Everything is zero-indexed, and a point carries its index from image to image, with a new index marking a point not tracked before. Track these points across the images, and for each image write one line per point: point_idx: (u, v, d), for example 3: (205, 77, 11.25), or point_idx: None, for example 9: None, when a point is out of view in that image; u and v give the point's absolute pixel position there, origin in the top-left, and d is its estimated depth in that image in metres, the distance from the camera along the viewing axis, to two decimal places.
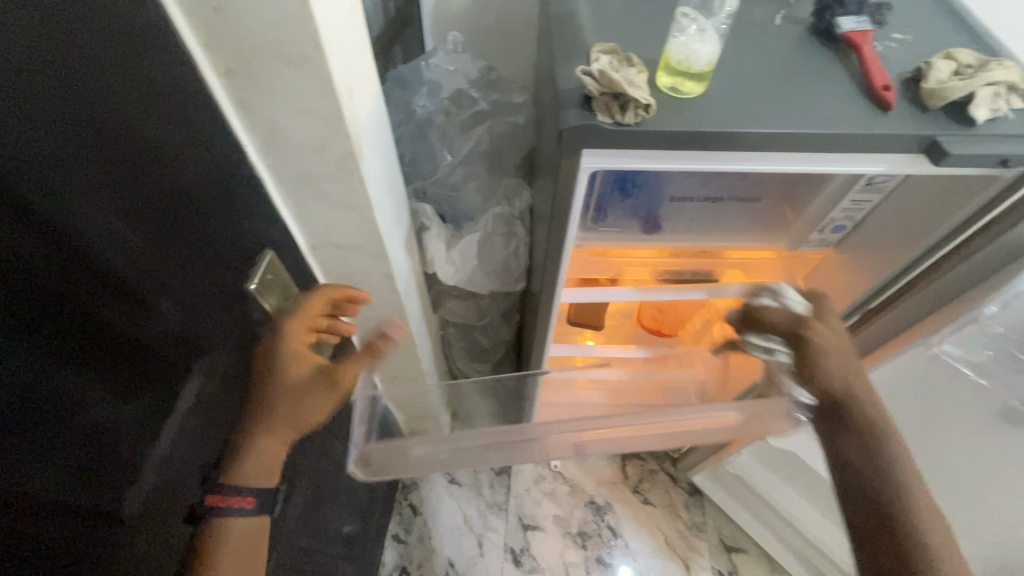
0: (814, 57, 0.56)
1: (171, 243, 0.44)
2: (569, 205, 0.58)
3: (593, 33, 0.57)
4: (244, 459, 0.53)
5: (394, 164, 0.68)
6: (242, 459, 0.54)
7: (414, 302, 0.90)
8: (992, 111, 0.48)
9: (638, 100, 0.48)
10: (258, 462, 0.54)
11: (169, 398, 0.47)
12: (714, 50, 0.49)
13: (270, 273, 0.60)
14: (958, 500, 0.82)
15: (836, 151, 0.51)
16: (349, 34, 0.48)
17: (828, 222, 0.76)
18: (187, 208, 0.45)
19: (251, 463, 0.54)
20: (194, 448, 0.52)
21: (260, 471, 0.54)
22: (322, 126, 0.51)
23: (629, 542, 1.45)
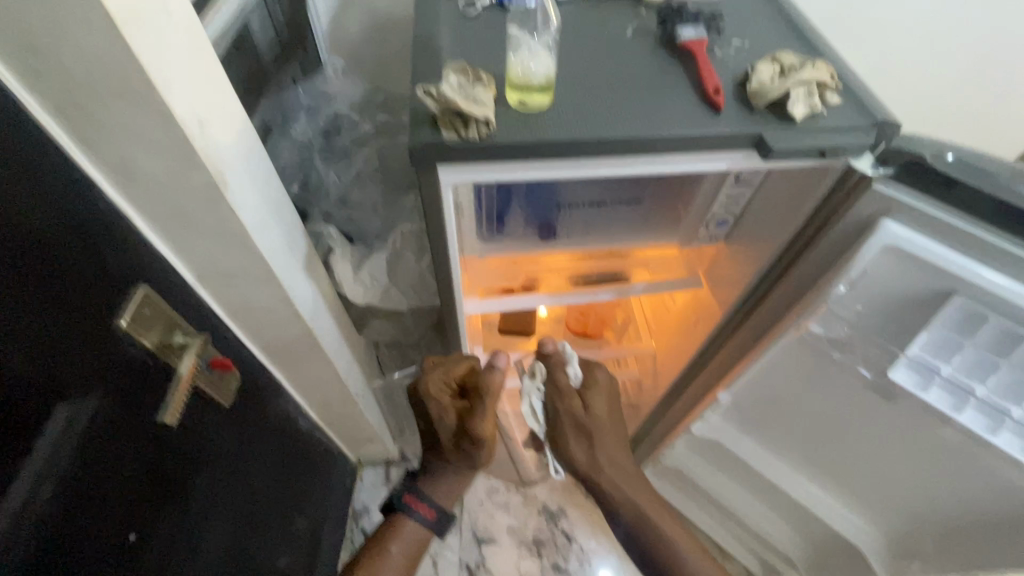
0: (659, 64, 0.59)
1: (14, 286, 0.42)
2: (441, 221, 0.60)
3: (450, 53, 0.59)
4: (446, 486, 0.86)
5: (274, 189, 0.68)
6: (441, 492, 0.86)
7: (326, 325, 0.89)
8: (809, 107, 0.53)
9: (476, 116, 0.50)
10: (447, 495, 0.87)
11: (24, 446, 0.45)
12: (549, 64, 0.52)
13: (146, 307, 0.58)
14: (860, 471, 0.85)
15: (678, 151, 0.54)
16: (192, 66, 0.49)
17: (711, 217, 0.80)
18: (34, 249, 0.44)
19: (447, 491, 0.87)
20: (62, 497, 0.50)
21: (451, 496, 0.87)
22: (175, 158, 0.51)
23: (584, 546, 1.46)
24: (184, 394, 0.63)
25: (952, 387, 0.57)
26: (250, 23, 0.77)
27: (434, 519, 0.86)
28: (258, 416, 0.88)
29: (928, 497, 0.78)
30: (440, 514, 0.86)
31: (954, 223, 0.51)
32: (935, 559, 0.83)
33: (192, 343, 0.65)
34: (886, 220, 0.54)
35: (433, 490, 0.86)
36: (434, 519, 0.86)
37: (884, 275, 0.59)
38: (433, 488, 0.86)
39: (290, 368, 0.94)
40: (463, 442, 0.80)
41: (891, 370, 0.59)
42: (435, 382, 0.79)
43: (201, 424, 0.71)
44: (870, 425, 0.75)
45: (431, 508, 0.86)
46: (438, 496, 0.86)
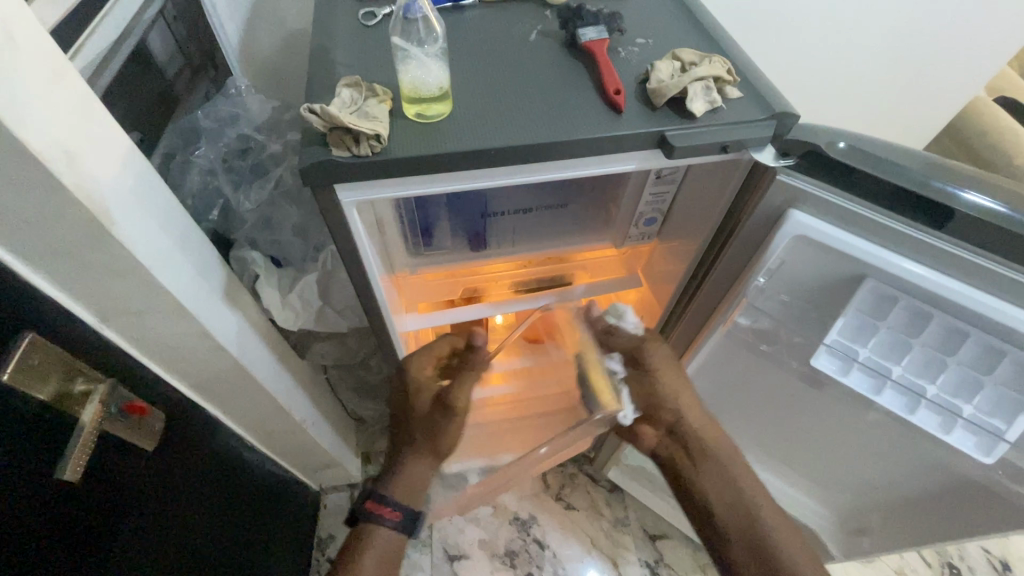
0: (562, 67, 0.59)
1: None
2: (352, 241, 0.58)
3: (346, 66, 0.57)
4: (408, 479, 0.79)
5: (176, 218, 0.64)
6: (398, 484, 0.78)
7: (256, 354, 0.85)
8: (708, 103, 0.53)
9: (365, 132, 0.48)
10: (413, 484, 0.78)
11: None
12: (442, 74, 0.50)
13: (37, 356, 0.53)
14: (806, 457, 0.86)
15: (583, 154, 0.54)
16: (50, 97, 0.46)
17: (639, 216, 0.79)
18: None
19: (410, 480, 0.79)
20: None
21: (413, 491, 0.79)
22: (43, 196, 0.47)
23: (557, 551, 1.45)
24: (88, 445, 0.58)
25: (869, 371, 0.58)
26: (147, 46, 0.74)
27: (398, 518, 0.76)
28: (194, 457, 0.83)
29: (870, 475, 0.79)
30: (405, 510, 0.76)
31: (856, 209, 0.51)
32: (883, 534, 0.84)
33: (96, 390, 0.60)
34: (792, 211, 0.54)
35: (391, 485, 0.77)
36: (398, 517, 0.75)
37: (798, 265, 0.59)
38: (395, 484, 0.77)
39: (224, 402, 0.90)
40: (433, 415, 0.81)
41: (813, 358, 0.60)
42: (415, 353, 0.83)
43: (117, 474, 0.66)
44: (808, 410, 0.76)
45: (394, 508, 0.76)
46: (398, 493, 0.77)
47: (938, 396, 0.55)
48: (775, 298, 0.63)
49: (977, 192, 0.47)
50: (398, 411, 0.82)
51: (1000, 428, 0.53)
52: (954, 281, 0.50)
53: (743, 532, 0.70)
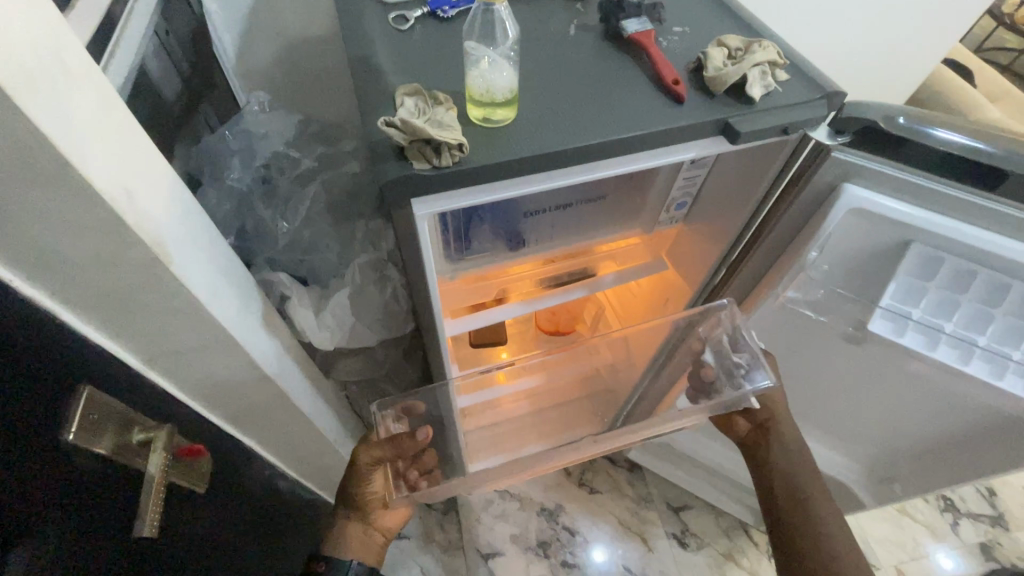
0: (611, 61, 0.59)
1: None
2: (418, 254, 0.56)
3: (395, 73, 0.55)
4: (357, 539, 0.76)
5: (217, 247, 0.61)
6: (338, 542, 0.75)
7: (293, 378, 0.82)
8: (765, 88, 0.54)
9: (449, 142, 0.47)
10: (360, 545, 0.76)
11: None
12: (510, 77, 0.49)
13: (94, 411, 0.49)
14: (838, 415, 0.91)
15: (651, 147, 0.54)
16: (104, 130, 0.42)
17: (671, 201, 0.81)
18: None
19: (348, 539, 0.76)
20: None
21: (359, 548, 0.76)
22: (103, 238, 0.44)
23: (587, 536, 1.47)
24: (159, 496, 0.54)
25: (923, 328, 0.61)
26: (150, 66, 0.69)
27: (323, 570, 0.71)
28: (237, 494, 0.80)
29: (900, 425, 0.85)
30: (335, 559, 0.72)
31: (910, 179, 0.54)
32: (913, 479, 0.90)
33: (156, 437, 0.56)
34: (847, 185, 0.56)
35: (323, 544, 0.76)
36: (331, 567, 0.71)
37: (849, 235, 0.62)
38: (340, 544, 0.74)
39: (262, 432, 0.86)
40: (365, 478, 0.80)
41: (869, 322, 0.63)
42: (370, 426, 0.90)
43: (176, 521, 0.63)
44: (848, 371, 0.79)
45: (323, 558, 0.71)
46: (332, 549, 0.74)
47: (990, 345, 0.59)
48: (821, 268, 0.66)
49: (946, 128, 0.52)
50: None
51: None
52: (1008, 239, 0.53)
53: (793, 501, 0.72)
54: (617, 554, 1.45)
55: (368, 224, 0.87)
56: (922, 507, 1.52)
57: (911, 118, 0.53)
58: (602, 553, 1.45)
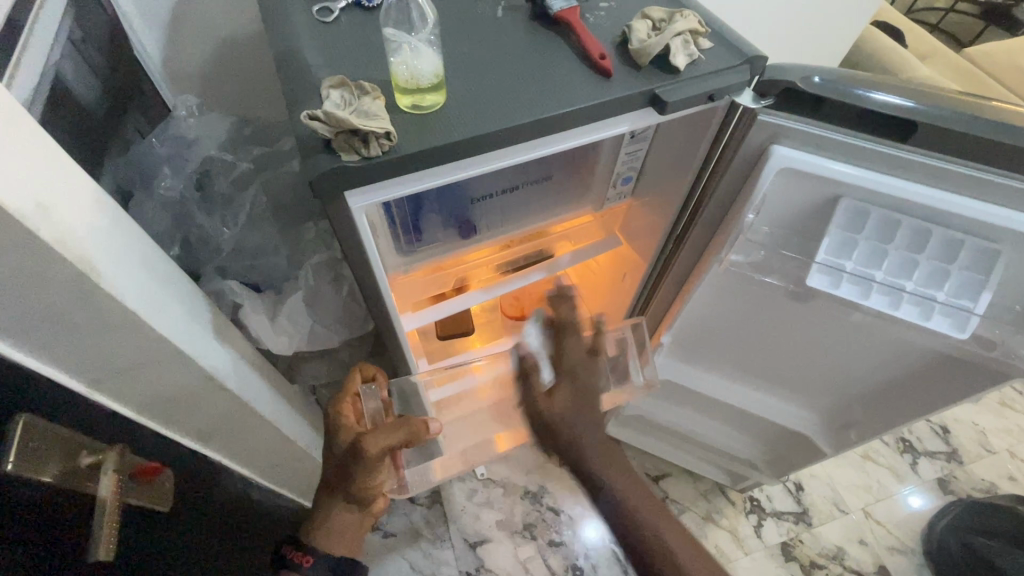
0: (540, 39, 0.59)
1: None
2: (361, 246, 0.56)
3: (321, 66, 0.54)
4: (337, 524, 0.76)
5: (154, 258, 0.59)
6: (323, 534, 0.76)
7: (253, 386, 0.81)
8: (688, 56, 0.56)
9: (375, 131, 0.46)
10: (337, 531, 0.77)
11: None
12: (434, 61, 0.49)
13: (37, 439, 0.47)
14: (793, 371, 0.95)
15: (582, 124, 0.55)
16: (8, 144, 0.40)
17: (617, 176, 0.82)
18: None
19: (334, 527, 0.77)
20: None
21: (338, 541, 0.78)
22: (21, 258, 0.42)
23: (572, 513, 1.50)
24: (115, 522, 0.53)
25: (857, 279, 0.64)
26: (64, 75, 0.65)
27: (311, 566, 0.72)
28: (208, 509, 0.78)
29: (852, 374, 0.89)
30: (326, 558, 0.73)
31: (837, 136, 0.56)
32: (868, 423, 0.94)
33: (105, 459, 0.55)
34: (775, 146, 0.58)
35: (314, 533, 0.75)
36: (319, 566, 0.72)
37: (782, 195, 0.64)
38: (317, 532, 0.75)
39: (228, 444, 0.84)
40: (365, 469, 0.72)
41: (807, 278, 0.65)
42: (343, 401, 0.78)
43: (140, 543, 0.61)
44: (798, 327, 0.83)
45: (309, 554, 0.72)
46: (320, 542, 0.75)
47: (917, 289, 0.62)
48: (762, 230, 0.68)
49: (884, 92, 0.54)
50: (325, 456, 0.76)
51: (970, 305, 0.61)
52: (923, 186, 0.56)
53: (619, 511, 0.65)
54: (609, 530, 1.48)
55: (316, 223, 0.85)
56: (884, 451, 1.60)
57: (849, 83, 0.55)
58: (594, 530, 1.48)
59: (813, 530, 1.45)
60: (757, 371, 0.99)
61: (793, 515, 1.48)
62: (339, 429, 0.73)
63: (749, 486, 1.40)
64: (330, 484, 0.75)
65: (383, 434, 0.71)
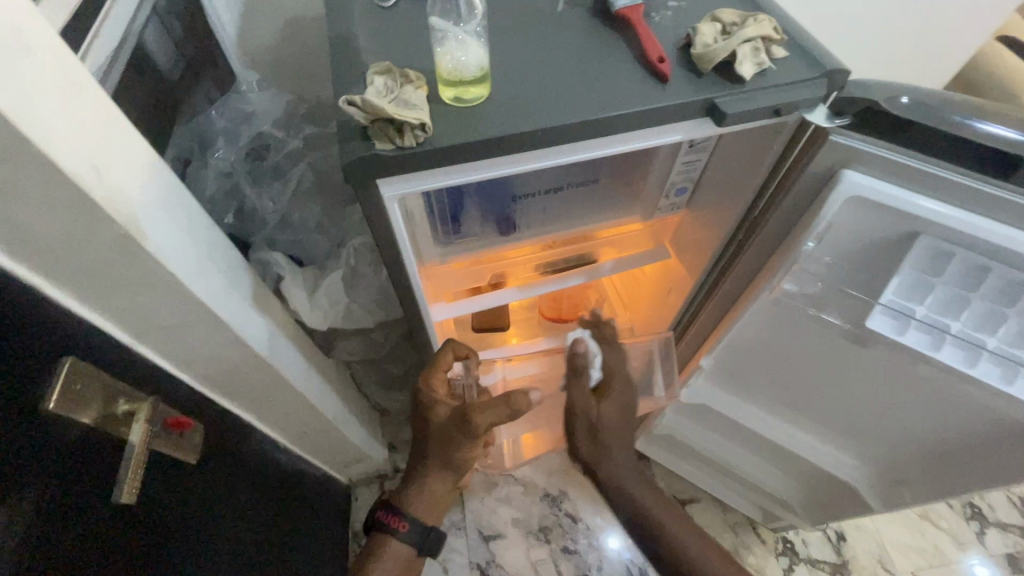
0: (598, 37, 0.56)
1: None
2: (392, 235, 0.56)
3: (371, 52, 0.54)
4: (429, 493, 0.85)
5: (201, 225, 0.62)
6: (418, 504, 0.86)
7: (286, 356, 0.84)
8: (758, 65, 0.51)
9: (411, 122, 0.45)
10: (429, 498, 0.86)
11: None
12: (480, 53, 0.48)
13: (78, 381, 0.51)
14: (845, 416, 0.87)
15: (629, 129, 0.52)
16: (71, 108, 0.43)
17: (670, 186, 0.77)
18: None
19: (427, 495, 0.85)
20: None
21: (429, 508, 0.87)
22: (72, 214, 0.44)
23: (590, 523, 1.47)
24: (140, 465, 0.56)
25: (927, 327, 0.57)
26: (145, 45, 0.69)
27: (405, 531, 0.85)
28: (232, 466, 0.82)
29: (913, 428, 0.80)
30: (416, 526, 0.86)
31: (918, 165, 0.50)
32: (925, 484, 0.85)
33: (139, 409, 0.58)
34: (845, 170, 0.53)
35: (409, 503, 0.85)
36: (410, 532, 0.85)
37: (849, 225, 0.58)
38: (412, 499, 0.85)
39: (259, 407, 0.88)
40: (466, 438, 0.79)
41: (868, 319, 0.58)
42: (434, 377, 0.78)
43: (165, 489, 0.65)
44: (855, 370, 0.75)
45: (404, 521, 0.85)
46: (414, 511, 0.85)
47: (999, 347, 0.54)
48: (823, 260, 0.62)
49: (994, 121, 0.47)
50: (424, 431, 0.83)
51: None
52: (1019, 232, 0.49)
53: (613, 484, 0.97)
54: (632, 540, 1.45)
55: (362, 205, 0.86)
56: (946, 514, 1.45)
57: (945, 109, 0.48)
58: (617, 540, 1.45)
59: None
60: (804, 410, 0.92)
61: (830, 566, 1.36)
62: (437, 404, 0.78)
63: (782, 527, 1.31)
64: (427, 453, 0.84)
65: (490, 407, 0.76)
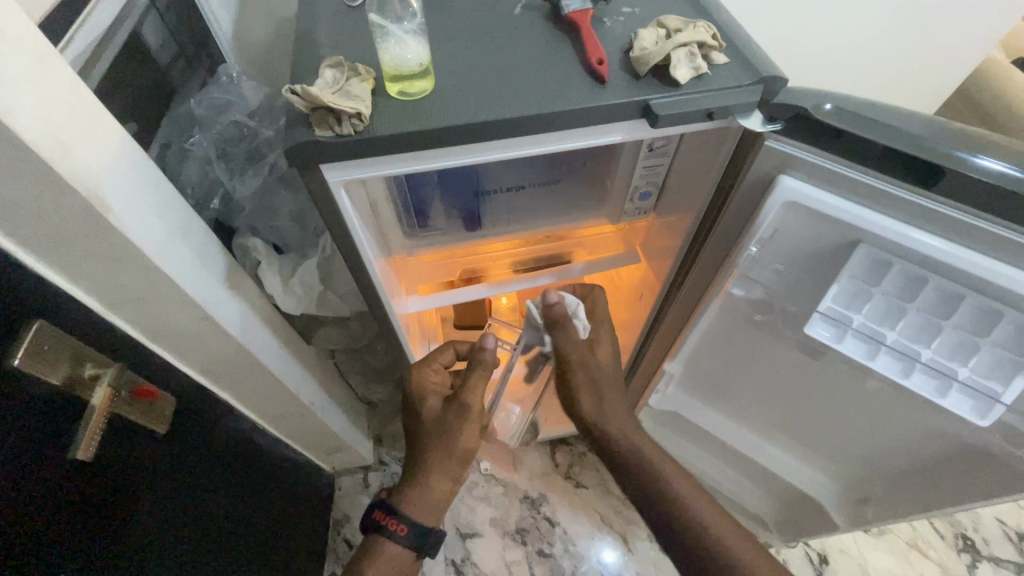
0: (546, 39, 0.58)
1: None
2: (343, 222, 0.59)
3: (328, 47, 0.57)
4: (430, 493, 0.80)
5: (172, 205, 0.66)
6: (416, 505, 0.80)
7: (260, 337, 0.87)
8: (693, 70, 0.52)
9: (347, 111, 0.48)
10: (429, 501, 0.81)
11: None
12: (420, 50, 0.50)
13: (42, 343, 0.54)
14: (810, 430, 0.85)
15: (567, 128, 0.53)
16: (39, 88, 0.47)
17: (634, 190, 0.78)
18: None
19: (428, 496, 0.81)
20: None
21: (431, 510, 0.82)
22: (39, 185, 0.48)
23: (567, 529, 1.47)
24: (99, 425, 0.60)
25: (864, 337, 0.57)
26: (138, 35, 0.74)
27: (406, 533, 0.79)
28: (204, 441, 0.86)
29: (873, 444, 0.79)
30: (416, 528, 0.80)
31: (862, 178, 0.50)
32: (888, 504, 0.83)
33: (104, 374, 0.63)
34: (782, 176, 0.53)
35: (407, 503, 0.80)
36: (409, 535, 0.79)
37: (792, 232, 0.58)
38: (408, 498, 0.80)
39: (234, 386, 0.92)
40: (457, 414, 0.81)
41: (808, 326, 0.59)
42: (426, 369, 0.87)
43: (128, 455, 0.68)
44: (811, 381, 0.75)
45: (403, 523, 0.79)
46: (412, 511, 0.80)
47: (934, 360, 0.54)
48: (769, 267, 0.62)
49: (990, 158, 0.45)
50: (416, 430, 0.83)
51: (997, 390, 0.52)
52: (947, 243, 0.49)
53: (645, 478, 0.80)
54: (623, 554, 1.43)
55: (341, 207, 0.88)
56: (935, 544, 1.41)
57: (926, 137, 0.47)
58: (614, 553, 1.43)
59: None
60: (768, 422, 0.91)
61: None
62: (428, 394, 0.84)
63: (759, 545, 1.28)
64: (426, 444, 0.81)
65: (469, 376, 0.81)
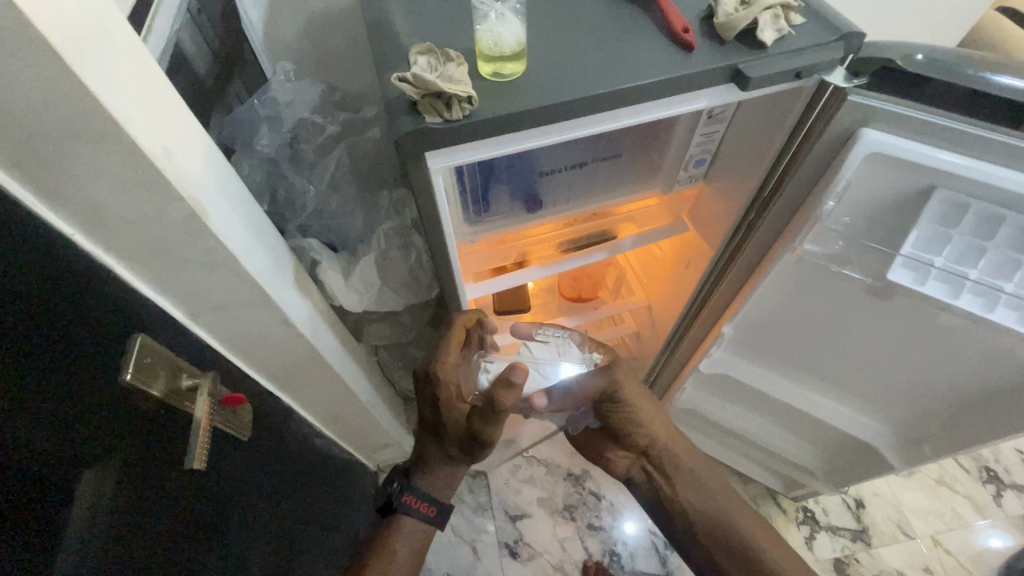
0: (622, 12, 0.59)
1: (21, 369, 0.39)
2: (434, 209, 0.59)
3: (409, 34, 0.57)
4: (440, 477, 0.86)
5: (248, 209, 0.65)
6: (432, 484, 0.86)
7: (325, 337, 0.87)
8: (777, 31, 0.55)
9: (458, 94, 0.49)
10: (441, 482, 0.86)
11: (55, 536, 0.43)
12: (518, 28, 0.51)
13: (146, 356, 0.54)
14: (868, 377, 0.89)
15: (659, 97, 0.55)
16: (144, 96, 0.47)
17: (689, 158, 0.80)
18: (31, 328, 0.40)
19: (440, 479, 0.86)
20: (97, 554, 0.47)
21: (444, 486, 0.87)
22: (146, 192, 0.48)
23: (613, 500, 1.50)
24: (208, 435, 0.60)
25: (946, 276, 0.60)
26: (184, 40, 0.73)
27: (432, 514, 0.84)
28: (278, 445, 0.86)
29: (930, 381, 0.82)
30: (440, 510, 0.84)
31: (937, 120, 0.52)
32: (945, 439, 0.87)
33: (201, 383, 0.61)
34: (864, 129, 0.55)
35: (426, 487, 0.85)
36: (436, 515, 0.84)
37: (869, 183, 0.61)
38: (427, 482, 0.85)
39: (298, 389, 0.92)
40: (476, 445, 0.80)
41: (890, 272, 0.62)
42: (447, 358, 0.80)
43: (222, 463, 0.68)
44: (873, 328, 0.78)
45: (429, 504, 0.84)
46: (429, 489, 0.85)
47: (1018, 292, 0.57)
48: (841, 220, 0.65)
49: (1008, 74, 0.48)
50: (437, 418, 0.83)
51: None
52: None
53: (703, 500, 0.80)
54: (649, 522, 1.48)
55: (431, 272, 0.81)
56: (961, 478, 1.48)
57: (956, 63, 0.50)
58: (633, 525, 1.46)
59: (871, 551, 1.35)
60: (823, 375, 0.95)
61: (850, 532, 1.38)
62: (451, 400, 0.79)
63: (803, 495, 1.33)
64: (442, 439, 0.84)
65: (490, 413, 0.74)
